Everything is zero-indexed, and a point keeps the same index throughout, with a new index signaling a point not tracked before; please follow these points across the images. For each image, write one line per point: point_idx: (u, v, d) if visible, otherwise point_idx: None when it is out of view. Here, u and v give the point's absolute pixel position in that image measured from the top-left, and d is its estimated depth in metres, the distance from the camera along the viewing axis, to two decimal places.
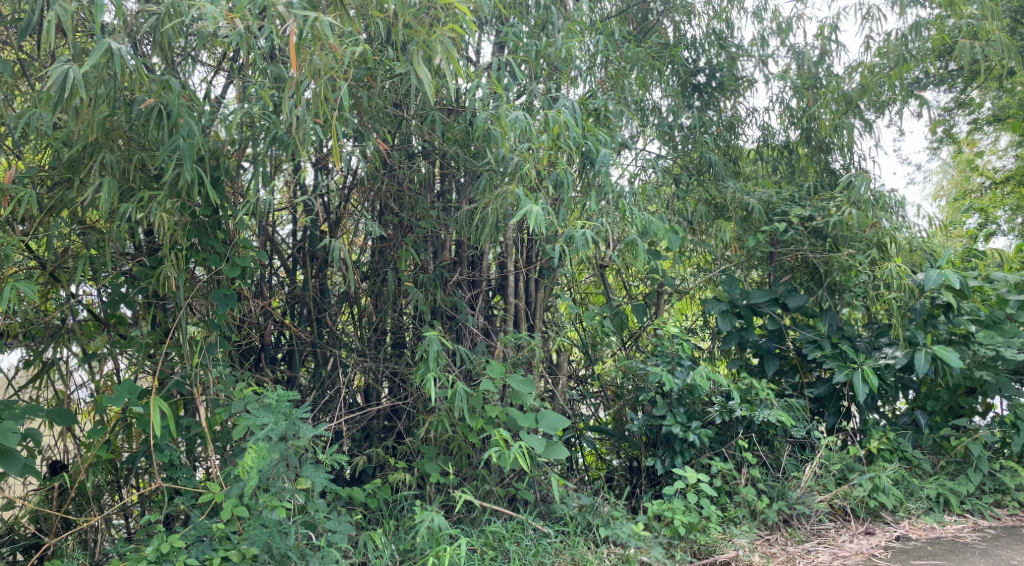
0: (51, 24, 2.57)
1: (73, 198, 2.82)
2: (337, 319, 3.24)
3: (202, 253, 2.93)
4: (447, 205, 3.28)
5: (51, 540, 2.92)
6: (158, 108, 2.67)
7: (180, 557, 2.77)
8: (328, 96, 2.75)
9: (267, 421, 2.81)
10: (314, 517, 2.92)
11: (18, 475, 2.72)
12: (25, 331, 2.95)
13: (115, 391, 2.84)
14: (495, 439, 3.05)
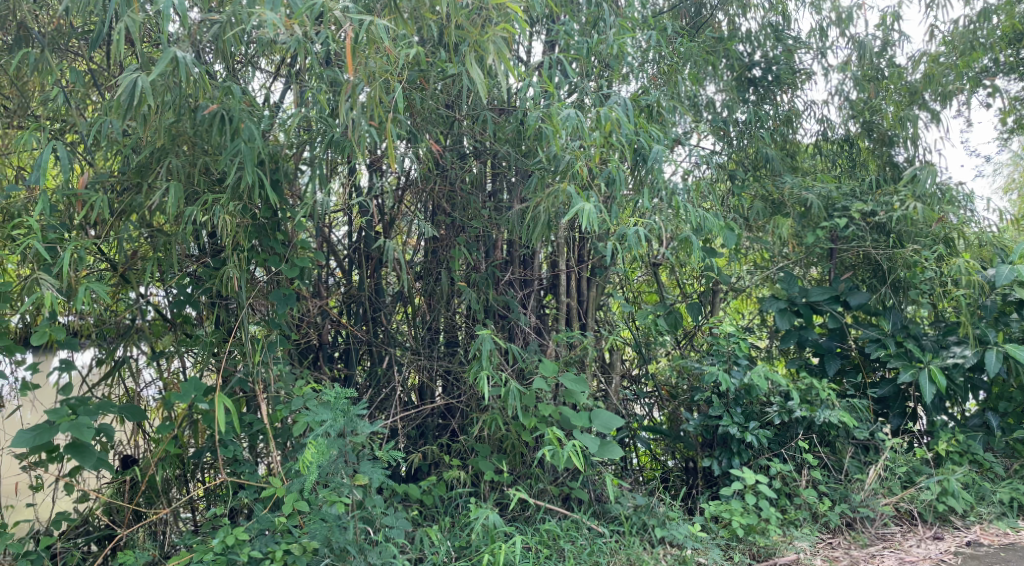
0: (120, 35, 2.65)
1: (142, 201, 2.92)
2: (391, 318, 3.27)
3: (263, 254, 3.00)
4: (498, 205, 3.30)
5: (121, 532, 3.05)
6: (220, 114, 2.76)
7: (245, 550, 2.85)
8: (383, 99, 2.80)
9: (326, 417, 2.83)
10: (371, 513, 2.99)
11: (93, 468, 2.86)
12: (98, 330, 3.09)
13: (182, 388, 2.95)
14: (548, 438, 3.06)
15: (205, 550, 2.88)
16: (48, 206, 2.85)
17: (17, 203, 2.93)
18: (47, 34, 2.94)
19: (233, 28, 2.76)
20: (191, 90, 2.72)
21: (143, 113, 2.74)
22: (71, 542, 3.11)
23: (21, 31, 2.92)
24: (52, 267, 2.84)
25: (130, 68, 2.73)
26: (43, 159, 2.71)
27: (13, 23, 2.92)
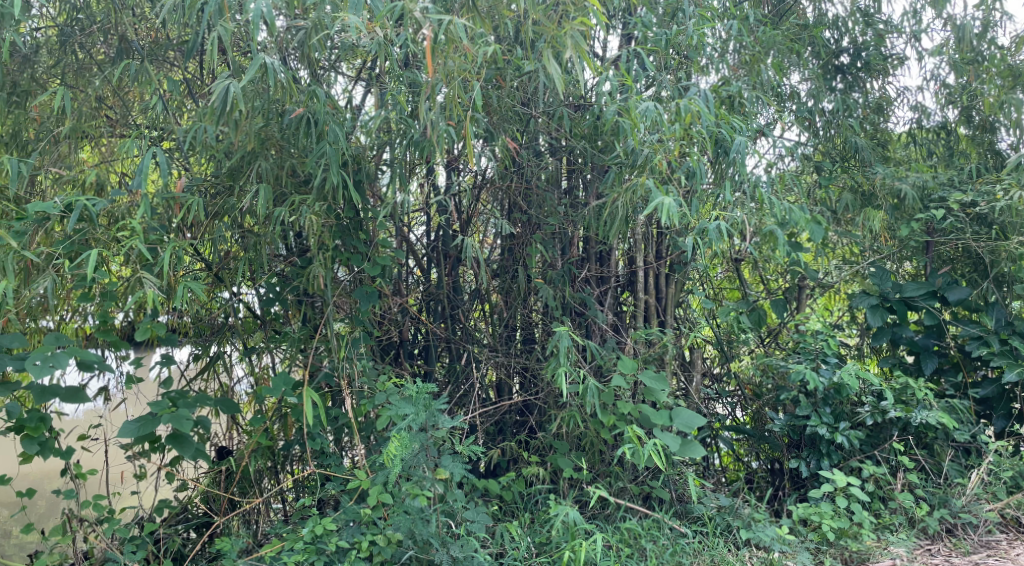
0: (213, 44, 2.74)
1: (235, 203, 3.00)
2: (469, 316, 3.30)
3: (346, 254, 3.05)
4: (574, 202, 3.29)
5: (218, 520, 3.15)
6: (307, 117, 2.84)
7: (332, 540, 2.93)
8: (461, 98, 2.83)
9: (408, 411, 2.92)
10: (452, 506, 3.04)
11: (192, 460, 2.96)
12: (194, 328, 3.21)
13: (272, 382, 3.02)
14: (628, 436, 3.05)
15: (295, 539, 2.97)
16: (149, 209, 2.94)
17: (120, 208, 3.06)
18: (144, 46, 3.06)
19: (319, 35, 2.82)
20: (278, 95, 2.85)
21: (235, 119, 2.84)
22: (172, 529, 3.24)
23: (122, 43, 3.04)
24: (153, 266, 2.96)
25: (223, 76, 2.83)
26: (144, 165, 2.81)
27: (114, 36, 3.05)
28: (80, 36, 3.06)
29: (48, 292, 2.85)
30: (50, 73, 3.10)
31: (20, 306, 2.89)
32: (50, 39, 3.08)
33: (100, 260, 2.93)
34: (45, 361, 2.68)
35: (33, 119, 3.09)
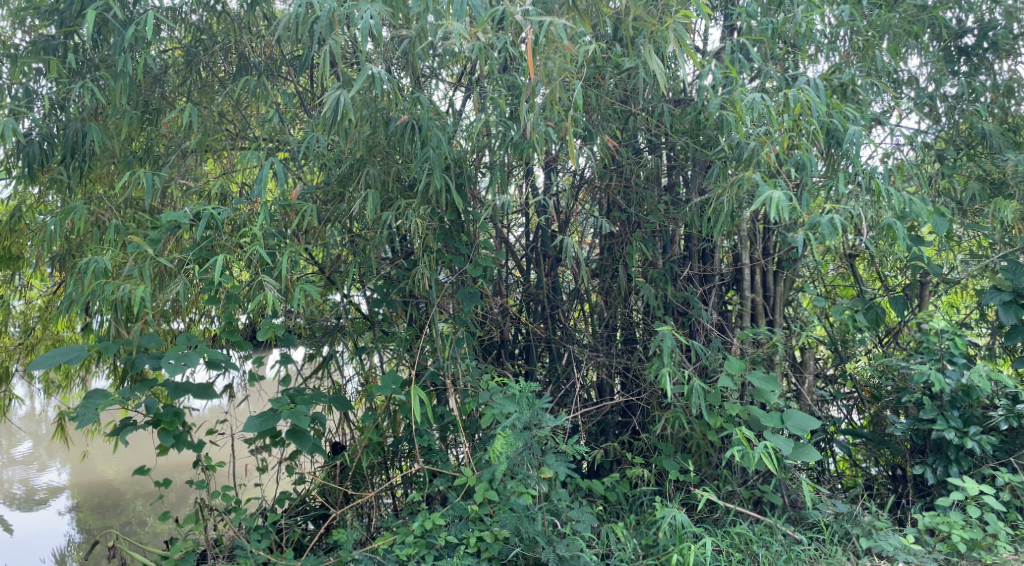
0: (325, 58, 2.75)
1: (346, 209, 2.96)
2: (569, 316, 3.28)
3: (448, 256, 3.03)
4: (676, 199, 3.22)
5: (335, 511, 3.09)
6: (411, 124, 2.82)
7: (441, 535, 2.95)
8: (562, 98, 2.84)
9: (512, 409, 2.92)
10: (557, 505, 2.98)
11: (309, 454, 2.94)
12: (309, 329, 3.14)
13: (381, 382, 2.96)
14: (737, 439, 2.95)
15: (406, 532, 2.97)
16: (268, 215, 2.91)
17: (241, 216, 2.93)
18: (261, 62, 3.02)
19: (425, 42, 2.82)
20: (384, 103, 2.82)
21: (345, 127, 2.83)
22: (292, 519, 3.24)
23: (241, 61, 3.03)
24: (273, 270, 2.88)
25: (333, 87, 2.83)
26: (264, 174, 2.78)
27: (234, 54, 3.05)
28: (204, 55, 3.05)
29: (180, 295, 2.83)
30: (177, 91, 3.06)
31: (156, 309, 2.91)
32: (175, 60, 3.05)
33: (225, 265, 2.88)
34: (178, 361, 2.68)
35: (163, 136, 3.04)
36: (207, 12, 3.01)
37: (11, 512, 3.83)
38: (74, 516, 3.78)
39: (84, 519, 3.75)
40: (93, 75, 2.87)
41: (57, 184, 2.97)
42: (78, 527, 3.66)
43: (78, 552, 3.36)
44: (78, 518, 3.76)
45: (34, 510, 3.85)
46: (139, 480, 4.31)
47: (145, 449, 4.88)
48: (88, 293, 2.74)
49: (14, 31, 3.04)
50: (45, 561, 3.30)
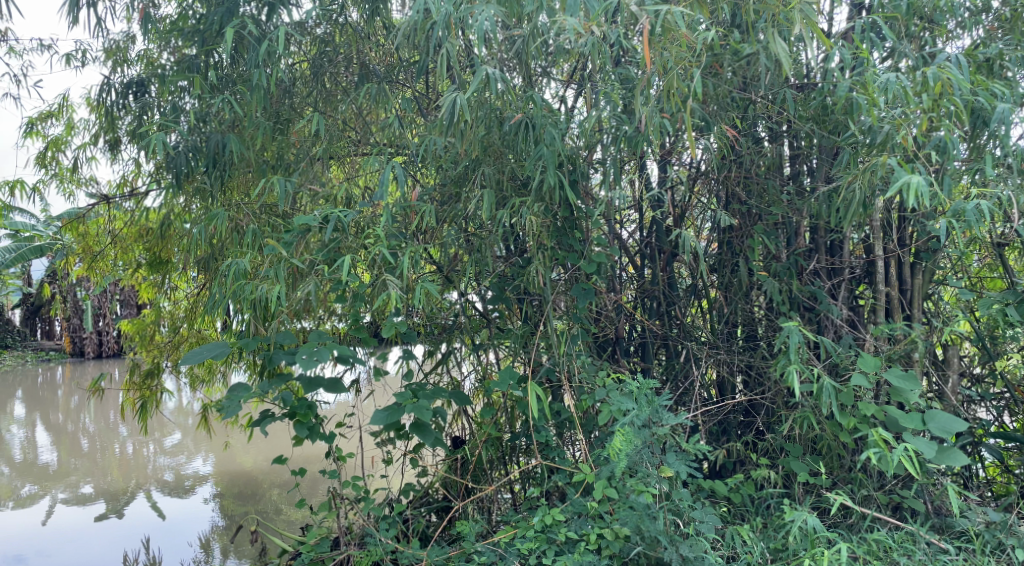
0: (443, 60, 2.72)
1: (462, 209, 2.88)
2: (686, 313, 3.17)
3: (561, 254, 2.91)
4: (801, 189, 3.09)
5: (457, 505, 2.98)
6: (525, 122, 2.72)
7: (562, 530, 2.80)
8: (679, 87, 2.72)
9: (630, 406, 2.78)
10: (678, 505, 2.83)
11: (432, 450, 2.73)
12: (429, 327, 3.10)
13: (499, 376, 2.82)
14: (873, 440, 2.77)
15: (526, 526, 2.87)
16: (390, 216, 2.78)
17: (365, 218, 2.83)
18: (382, 70, 2.98)
19: (536, 41, 2.82)
20: (499, 103, 2.74)
21: (461, 129, 2.75)
22: (418, 510, 3.21)
23: (362, 69, 2.99)
24: (395, 269, 2.78)
25: (449, 91, 2.79)
26: (385, 177, 2.67)
27: (355, 64, 2.99)
28: (330, 65, 2.99)
29: (312, 295, 2.73)
30: (305, 102, 3.01)
31: (290, 309, 2.82)
32: (302, 71, 3.01)
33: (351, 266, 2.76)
34: (309, 357, 2.60)
35: (292, 144, 3.00)
36: (330, 25, 2.95)
37: (164, 498, 4.15)
38: (218, 503, 4.05)
39: (226, 505, 4.02)
40: (232, 90, 2.88)
41: (202, 192, 3.02)
42: (221, 513, 3.91)
43: (223, 537, 3.58)
44: (221, 504, 4.02)
45: (184, 497, 4.16)
46: (274, 469, 4.58)
47: (280, 442, 5.21)
48: (230, 293, 2.71)
49: (159, 53, 3.17)
50: (192, 545, 3.53)
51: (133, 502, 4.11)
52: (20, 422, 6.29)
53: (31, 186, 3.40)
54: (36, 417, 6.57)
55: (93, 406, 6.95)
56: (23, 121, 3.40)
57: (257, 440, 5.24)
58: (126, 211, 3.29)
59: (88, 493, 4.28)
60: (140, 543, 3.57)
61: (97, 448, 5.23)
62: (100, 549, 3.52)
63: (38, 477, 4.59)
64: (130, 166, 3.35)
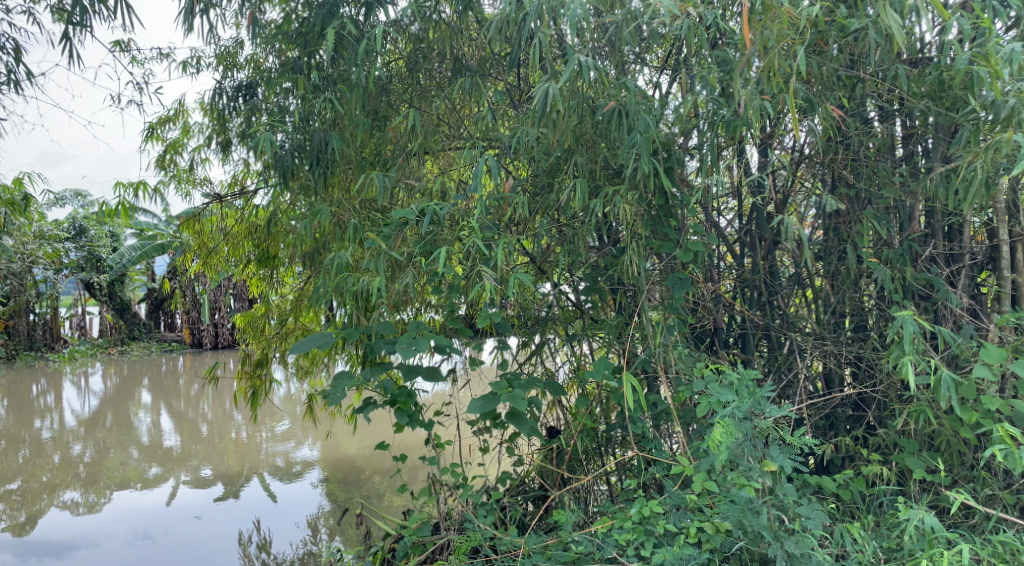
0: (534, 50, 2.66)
1: (555, 200, 2.85)
2: (789, 303, 3.07)
3: (657, 244, 2.86)
4: (915, 171, 2.91)
5: (553, 494, 2.99)
6: (618, 109, 2.67)
7: (660, 523, 2.73)
8: (780, 68, 2.61)
9: (731, 398, 2.70)
10: (783, 501, 2.70)
11: (527, 440, 2.69)
12: (522, 318, 3.07)
13: (593, 366, 2.80)
14: (998, 436, 2.58)
15: (623, 517, 2.82)
16: (484, 208, 2.78)
17: (460, 210, 2.86)
18: (475, 64, 3.01)
19: (631, 25, 2.74)
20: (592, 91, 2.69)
21: (553, 120, 2.75)
22: (514, 499, 3.23)
23: (455, 64, 3.01)
24: (490, 260, 2.75)
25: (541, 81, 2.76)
26: (477, 170, 2.68)
27: (448, 59, 3.04)
28: (424, 61, 3.03)
29: (410, 287, 2.76)
30: (402, 99, 3.08)
31: (390, 300, 2.86)
32: (398, 69, 3.07)
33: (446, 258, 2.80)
34: (407, 346, 2.56)
35: (389, 141, 3.06)
36: (422, 22, 2.96)
37: (275, 481, 4.39)
38: (325, 487, 4.24)
39: (332, 489, 4.21)
40: (333, 90, 2.97)
41: (306, 189, 3.14)
42: (327, 496, 4.10)
43: (331, 517, 3.82)
44: (328, 489, 4.21)
45: (294, 482, 4.37)
46: (376, 456, 4.83)
47: (382, 429, 5.44)
48: (333, 285, 2.77)
49: (266, 56, 3.32)
50: (300, 526, 3.74)
51: (248, 484, 4.36)
52: (148, 409, 6.74)
53: (152, 187, 3.63)
54: (163, 404, 7.02)
55: (210, 396, 7.36)
56: (144, 126, 3.62)
57: (360, 428, 5.48)
58: (236, 209, 3.48)
59: (208, 476, 4.56)
60: (252, 523, 3.79)
61: (216, 434, 5.56)
62: (217, 528, 3.75)
63: (163, 460, 4.92)
64: (240, 166, 3.52)
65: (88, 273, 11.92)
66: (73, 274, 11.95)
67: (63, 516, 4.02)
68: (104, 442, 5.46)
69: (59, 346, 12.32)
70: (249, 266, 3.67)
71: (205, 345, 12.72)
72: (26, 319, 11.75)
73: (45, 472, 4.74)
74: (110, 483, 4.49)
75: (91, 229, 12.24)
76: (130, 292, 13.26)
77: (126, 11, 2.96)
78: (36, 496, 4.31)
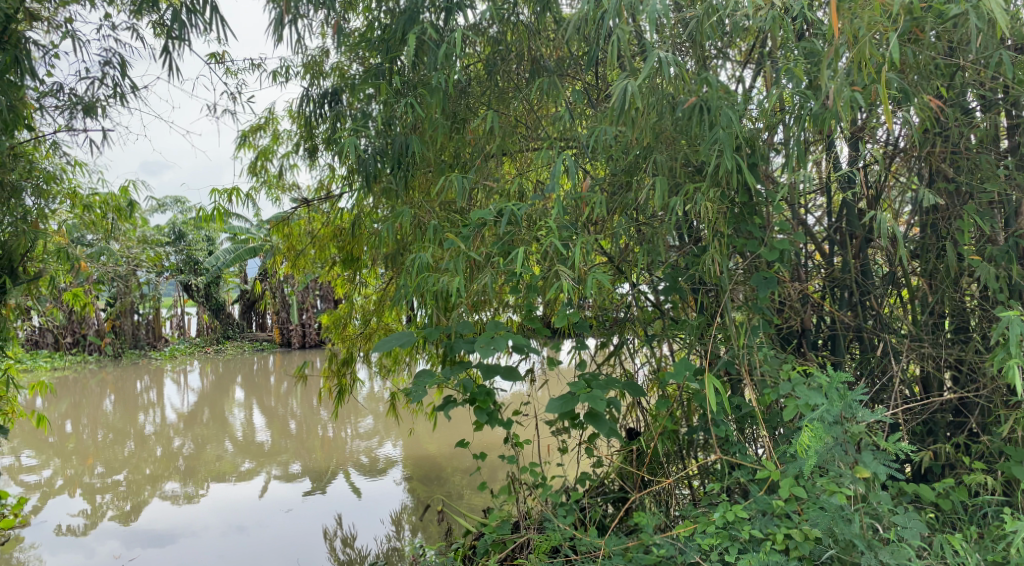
0: (613, 48, 2.62)
1: (633, 198, 2.79)
2: (883, 303, 2.93)
3: (741, 242, 2.79)
4: (1021, 163, 2.74)
5: (633, 496, 2.95)
6: (699, 105, 2.62)
7: (746, 528, 2.64)
8: (872, 57, 2.50)
9: (820, 401, 2.58)
10: (877, 509, 2.58)
11: (606, 441, 2.65)
12: (600, 316, 3.09)
13: (674, 368, 2.75)
14: None
15: (707, 522, 2.74)
16: (561, 208, 2.76)
17: (538, 210, 2.86)
18: (553, 64, 3.01)
19: (712, 18, 2.66)
20: (671, 88, 2.65)
21: (632, 117, 2.72)
22: (594, 500, 3.19)
23: (533, 65, 3.02)
24: (568, 260, 2.75)
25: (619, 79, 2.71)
26: (556, 169, 2.64)
27: (526, 60, 3.04)
28: (502, 64, 3.06)
29: (488, 287, 2.78)
30: (480, 101, 3.11)
31: (469, 300, 2.89)
32: (477, 72, 3.11)
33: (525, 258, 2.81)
34: (486, 345, 2.56)
35: (468, 143, 3.10)
36: (501, 24, 3.01)
37: (360, 478, 4.51)
38: (408, 485, 4.33)
39: (415, 487, 4.30)
40: (415, 94, 3.03)
41: (388, 192, 3.20)
42: (409, 493, 4.21)
43: (413, 515, 3.90)
44: (409, 486, 4.31)
45: (378, 479, 4.47)
46: (457, 454, 4.93)
47: (460, 427, 5.56)
48: (414, 286, 2.81)
49: (350, 64, 3.41)
50: (383, 522, 3.83)
51: (334, 480, 4.50)
52: (242, 406, 7.01)
53: (245, 193, 3.78)
54: (254, 402, 7.29)
55: (300, 393, 7.62)
56: (237, 134, 3.78)
57: (440, 426, 5.60)
58: (322, 213, 3.66)
59: (297, 471, 4.73)
60: (335, 519, 3.89)
61: (305, 431, 5.74)
62: (303, 522, 3.88)
63: (255, 454, 5.13)
64: (326, 171, 3.63)
65: (187, 275, 12.43)
66: (174, 276, 12.65)
67: (165, 506, 4.24)
68: (201, 437, 5.74)
69: (161, 344, 12.95)
70: (335, 268, 3.78)
71: (292, 345, 13.14)
72: (132, 318, 12.37)
73: (148, 464, 5.01)
74: (207, 476, 4.72)
75: (188, 234, 12.77)
76: (225, 294, 13.78)
77: (220, 24, 3.09)
78: (140, 488, 4.55)
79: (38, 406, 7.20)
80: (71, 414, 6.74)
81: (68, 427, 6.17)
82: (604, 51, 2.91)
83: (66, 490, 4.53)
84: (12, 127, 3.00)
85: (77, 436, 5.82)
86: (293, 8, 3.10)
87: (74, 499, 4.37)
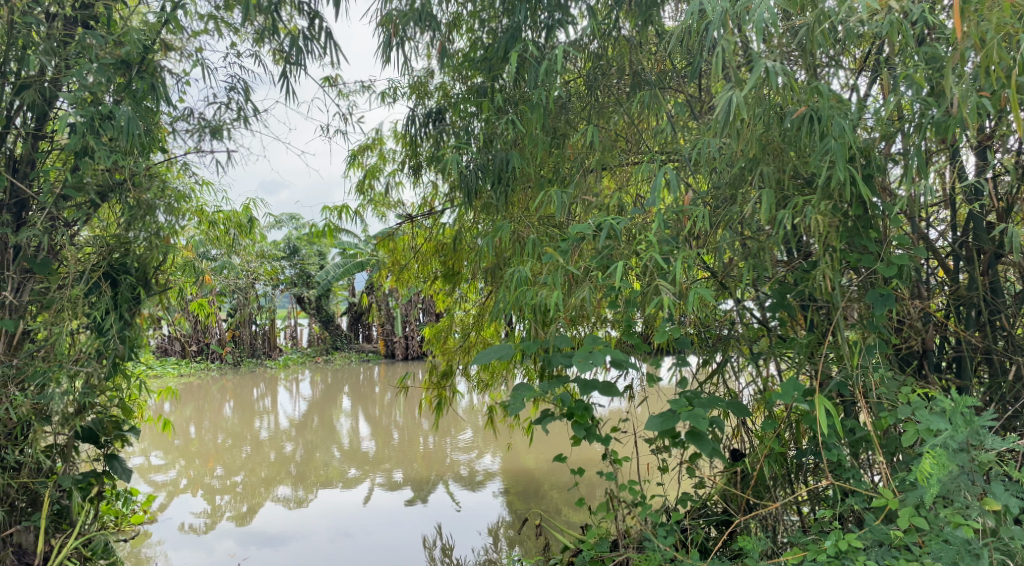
0: (716, 61, 2.55)
1: (738, 212, 2.71)
2: (1015, 323, 2.72)
3: (855, 256, 2.65)
4: None
5: (738, 519, 2.83)
6: (809, 114, 2.52)
7: (860, 558, 2.49)
8: (1001, 61, 2.34)
9: (943, 426, 2.41)
10: (1009, 545, 2.35)
11: (709, 461, 2.57)
12: (702, 333, 3.01)
13: (782, 387, 2.64)
14: None
15: (817, 550, 2.61)
16: (661, 222, 2.72)
17: (637, 224, 2.82)
18: (655, 76, 2.99)
19: (822, 25, 2.56)
20: (779, 97, 2.56)
21: (737, 128, 2.64)
22: (696, 521, 3.09)
23: (634, 79, 3.01)
24: (668, 275, 2.71)
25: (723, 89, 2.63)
26: (657, 183, 2.61)
27: (627, 74, 3.04)
28: (603, 78, 3.05)
29: (587, 301, 2.76)
30: (580, 116, 3.10)
31: (566, 315, 2.88)
32: (577, 87, 3.11)
33: (625, 272, 2.78)
34: (584, 359, 2.55)
35: (568, 158, 3.12)
36: (602, 39, 3.03)
37: (459, 489, 4.57)
38: (505, 498, 4.36)
39: (512, 501, 4.32)
40: (516, 110, 3.07)
41: (489, 208, 3.25)
42: (507, 506, 4.23)
43: (512, 529, 3.92)
44: (508, 499, 4.34)
45: (476, 491, 4.52)
46: (554, 468, 4.93)
47: (558, 442, 5.57)
48: (513, 300, 2.84)
49: (454, 83, 3.48)
50: (482, 534, 3.87)
51: (434, 490, 4.58)
52: (348, 414, 7.26)
53: (354, 209, 3.92)
54: (360, 410, 7.52)
55: (402, 404, 7.80)
56: (348, 153, 3.92)
57: (538, 441, 5.63)
58: (425, 228, 3.75)
59: (399, 479, 4.85)
60: (435, 528, 3.97)
61: (408, 441, 5.88)
62: (405, 529, 3.97)
63: (361, 462, 5.28)
64: (429, 188, 3.69)
65: (301, 289, 13.29)
66: (289, 288, 13.35)
67: (277, 509, 4.43)
68: (311, 444, 5.96)
69: (276, 354, 13.57)
70: (436, 282, 3.86)
71: (397, 356, 13.54)
72: (250, 328, 13.07)
73: (263, 468, 5.25)
74: (316, 481, 4.90)
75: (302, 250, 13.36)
76: (334, 305, 14.54)
77: (334, 49, 3.24)
78: (255, 490, 4.78)
79: (165, 410, 7.69)
80: (196, 419, 7.12)
81: (192, 430, 6.53)
82: (706, 62, 2.85)
83: (189, 490, 4.80)
84: (148, 150, 3.23)
85: (199, 439, 6.18)
86: (400, 31, 3.21)
87: (196, 499, 4.63)
